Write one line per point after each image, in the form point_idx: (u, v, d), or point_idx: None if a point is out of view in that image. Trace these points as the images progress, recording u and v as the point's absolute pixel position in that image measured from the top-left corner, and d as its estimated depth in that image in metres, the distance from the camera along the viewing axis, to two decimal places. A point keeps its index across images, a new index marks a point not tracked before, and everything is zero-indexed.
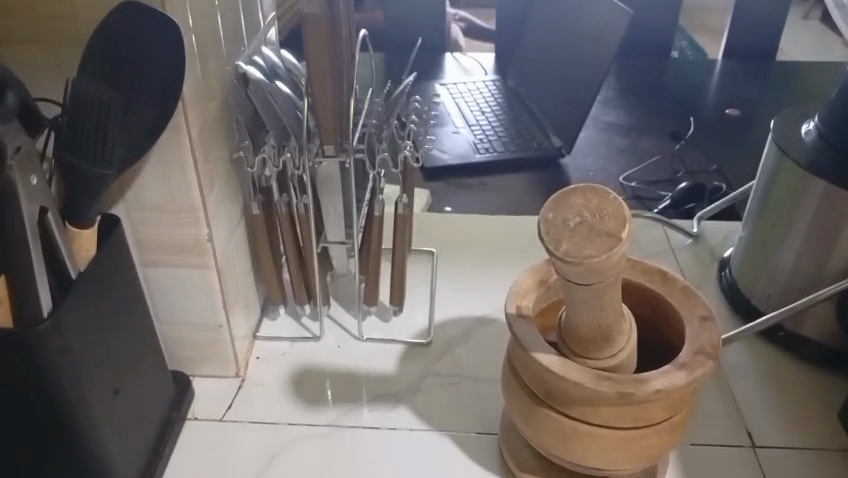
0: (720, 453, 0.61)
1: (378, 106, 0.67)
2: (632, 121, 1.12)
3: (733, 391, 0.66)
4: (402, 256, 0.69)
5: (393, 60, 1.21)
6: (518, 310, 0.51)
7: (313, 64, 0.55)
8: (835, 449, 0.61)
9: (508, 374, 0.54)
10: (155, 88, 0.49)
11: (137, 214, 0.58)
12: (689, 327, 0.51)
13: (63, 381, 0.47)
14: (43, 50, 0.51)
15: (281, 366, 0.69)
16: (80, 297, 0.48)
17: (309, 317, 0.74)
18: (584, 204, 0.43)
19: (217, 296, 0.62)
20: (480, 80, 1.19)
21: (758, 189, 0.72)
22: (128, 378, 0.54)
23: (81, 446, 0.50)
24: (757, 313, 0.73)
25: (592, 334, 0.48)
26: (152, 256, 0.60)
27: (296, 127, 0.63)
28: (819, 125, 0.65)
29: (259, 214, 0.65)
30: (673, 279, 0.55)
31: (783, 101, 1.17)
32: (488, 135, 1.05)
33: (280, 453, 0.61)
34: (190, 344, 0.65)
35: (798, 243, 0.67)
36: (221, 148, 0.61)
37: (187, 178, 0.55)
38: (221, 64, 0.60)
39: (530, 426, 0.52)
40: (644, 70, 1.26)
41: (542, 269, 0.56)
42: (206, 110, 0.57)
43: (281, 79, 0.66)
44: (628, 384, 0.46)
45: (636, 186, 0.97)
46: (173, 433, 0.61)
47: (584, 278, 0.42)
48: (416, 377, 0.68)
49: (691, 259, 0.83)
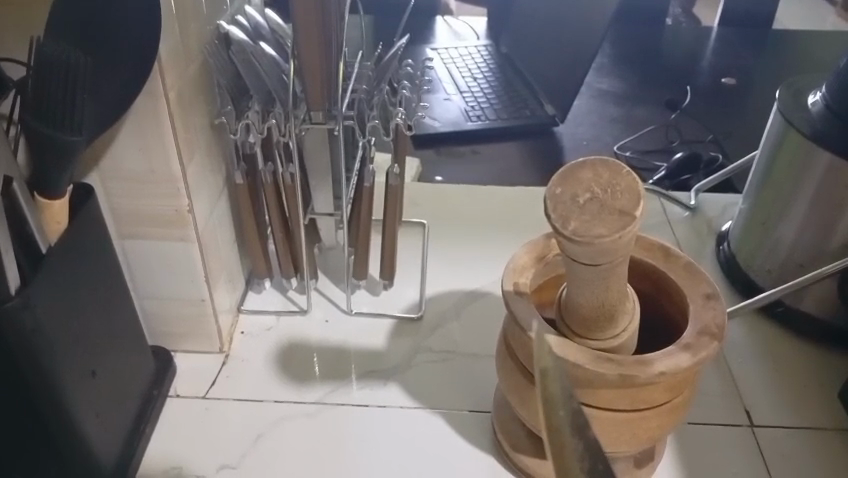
0: (718, 432, 0.59)
1: (368, 71, 0.64)
2: (628, 89, 1.09)
3: (731, 369, 0.65)
4: (392, 228, 0.67)
5: (382, 24, 1.17)
6: (515, 287, 0.49)
7: (299, 25, 0.51)
8: (834, 428, 0.60)
9: (504, 353, 0.52)
10: (130, 50, 0.46)
11: (112, 184, 0.54)
12: (693, 306, 0.49)
13: (36, 360, 0.45)
14: (6, 8, 0.47)
15: (266, 341, 0.66)
16: (52, 273, 0.45)
17: (296, 290, 0.72)
18: (594, 180, 0.40)
19: (199, 269, 0.59)
20: (472, 45, 1.15)
21: (761, 162, 0.69)
22: (106, 356, 0.52)
23: (55, 428, 0.48)
24: (756, 288, 0.71)
25: (594, 314, 0.45)
26: (130, 227, 0.57)
27: (282, 92, 0.60)
28: (827, 96, 0.63)
29: (243, 183, 0.62)
30: (676, 256, 0.52)
31: (781, 71, 1.14)
32: (480, 102, 1.01)
33: (266, 432, 0.59)
34: (171, 319, 0.62)
35: (802, 218, 0.65)
36: (202, 113, 0.57)
37: (165, 147, 0.52)
38: (200, 23, 0.56)
39: (526, 408, 0.50)
40: (639, 36, 1.22)
41: (541, 244, 0.53)
42: (185, 73, 0.53)
43: (265, 40, 0.62)
44: (630, 366, 0.44)
45: (631, 157, 0.95)
46: (154, 411, 0.59)
47: (591, 257, 0.40)
48: (408, 353, 0.66)
49: (688, 232, 0.81)
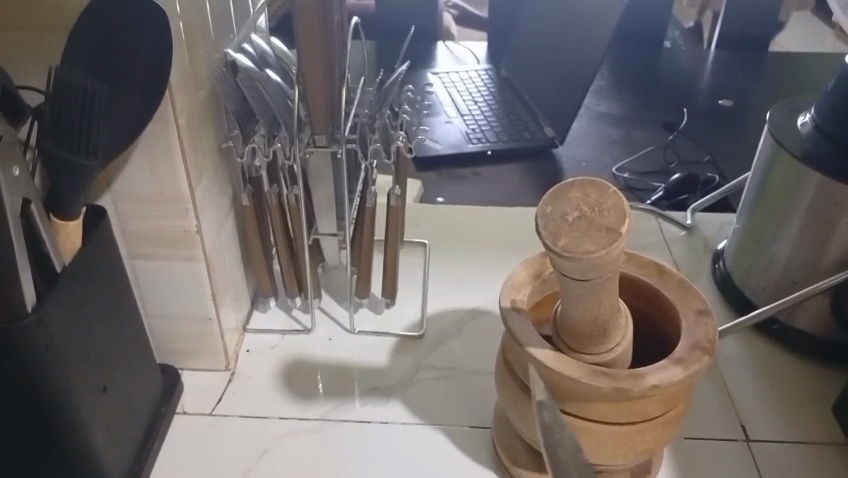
0: (714, 447, 0.60)
1: (370, 95, 0.66)
2: (625, 111, 1.11)
3: (727, 385, 0.66)
4: (394, 247, 0.68)
5: (385, 50, 1.20)
6: (512, 303, 0.51)
7: (303, 52, 0.54)
8: (828, 443, 0.61)
9: (502, 368, 0.53)
10: (142, 77, 0.48)
11: (122, 206, 0.56)
12: (685, 321, 0.50)
13: (48, 376, 0.46)
14: (25, 37, 0.49)
15: (271, 359, 0.68)
16: (66, 290, 0.46)
17: (300, 309, 0.73)
18: (583, 198, 0.42)
19: (206, 288, 0.61)
20: (473, 69, 1.17)
21: (753, 181, 0.71)
22: (116, 373, 0.53)
23: (67, 442, 0.49)
24: (752, 305, 0.72)
25: (588, 329, 0.47)
26: (139, 247, 0.59)
27: (287, 116, 0.62)
28: (816, 117, 0.65)
29: (249, 204, 0.64)
30: (669, 273, 0.54)
31: (776, 92, 1.16)
32: (480, 125, 1.03)
33: (270, 448, 0.60)
34: (179, 337, 0.64)
35: (793, 236, 0.67)
36: (210, 137, 0.59)
37: (175, 170, 0.54)
38: (208, 51, 0.58)
39: (524, 421, 0.51)
40: (637, 59, 1.25)
41: (537, 261, 0.55)
42: (194, 99, 0.55)
43: (270, 67, 0.65)
44: (623, 379, 0.46)
45: (629, 177, 0.97)
46: (162, 427, 0.60)
47: (582, 273, 0.42)
48: (409, 370, 0.67)
49: (684, 251, 0.82)
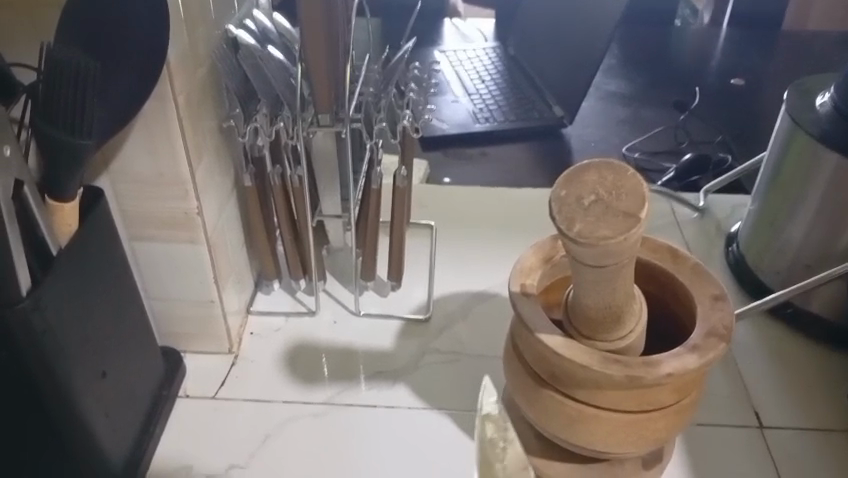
0: (726, 433, 0.59)
1: (375, 73, 0.64)
2: (636, 90, 1.09)
3: (740, 370, 0.65)
4: (399, 229, 0.67)
5: (390, 27, 1.18)
6: (522, 288, 0.49)
7: (306, 29, 0.52)
8: (843, 430, 0.60)
9: (511, 354, 0.52)
10: (138, 53, 0.47)
11: (122, 186, 0.55)
12: (700, 307, 0.49)
13: (46, 361, 0.45)
14: (17, 12, 0.48)
15: (275, 343, 0.67)
16: (62, 274, 0.45)
17: (304, 291, 0.72)
18: (599, 182, 0.40)
19: (208, 271, 0.59)
20: (480, 47, 1.15)
21: (769, 162, 0.69)
22: (115, 358, 0.52)
23: (66, 428, 0.48)
24: (765, 289, 0.71)
25: (600, 315, 0.45)
26: (139, 229, 0.58)
27: (290, 95, 0.60)
28: (835, 97, 0.62)
29: (251, 186, 0.62)
30: (684, 257, 0.52)
31: (790, 71, 1.14)
32: (488, 104, 1.01)
33: (274, 433, 0.59)
34: (180, 320, 0.63)
35: (809, 219, 0.65)
36: (211, 116, 0.58)
37: (174, 151, 0.52)
38: (209, 27, 0.56)
39: (533, 408, 0.50)
40: (647, 37, 1.22)
41: (547, 245, 0.53)
42: (193, 77, 0.54)
43: (273, 44, 0.63)
44: (637, 367, 0.44)
45: (640, 157, 0.95)
46: (164, 412, 0.59)
47: (597, 259, 0.40)
48: (415, 354, 0.66)
49: (696, 233, 0.81)
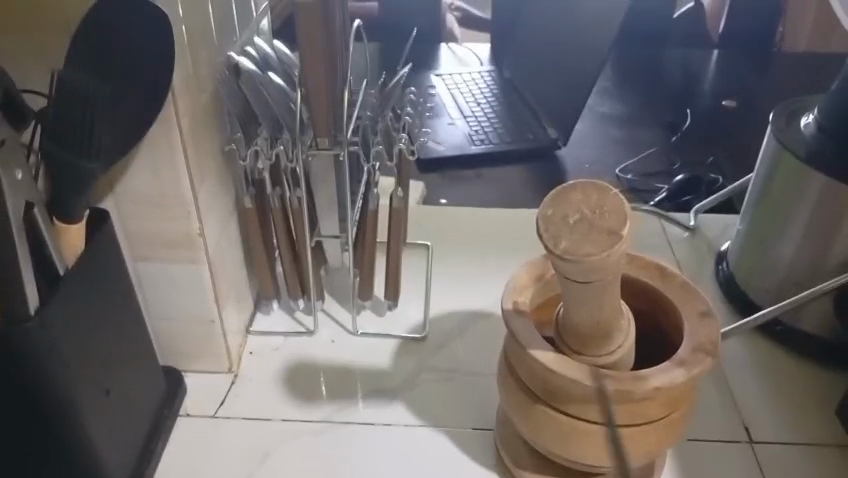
0: (717, 448, 0.60)
1: (373, 98, 0.66)
2: (629, 112, 1.11)
3: (730, 386, 0.66)
4: (396, 250, 0.68)
5: (388, 51, 1.20)
6: (514, 306, 0.51)
7: (307, 56, 0.54)
8: (831, 445, 0.61)
9: (505, 370, 0.53)
10: (143, 80, 0.48)
11: (125, 208, 0.57)
12: (688, 323, 0.50)
13: (52, 379, 0.46)
14: (28, 41, 0.50)
15: (274, 362, 0.68)
16: (68, 294, 0.47)
17: (303, 311, 0.73)
18: (583, 201, 0.42)
19: (209, 291, 0.61)
20: (475, 71, 1.17)
21: (756, 182, 0.71)
22: (118, 376, 0.54)
23: (69, 445, 0.50)
24: (755, 307, 0.72)
25: (590, 331, 0.47)
26: (142, 250, 0.59)
27: (289, 119, 0.62)
28: (819, 118, 0.65)
29: (252, 207, 0.64)
30: (671, 274, 0.54)
31: (780, 93, 1.16)
32: (484, 126, 1.03)
33: (273, 450, 0.60)
34: (181, 339, 0.64)
35: (796, 237, 0.67)
36: (213, 140, 0.60)
37: (177, 173, 0.54)
38: (211, 54, 0.59)
39: (526, 423, 0.51)
40: (640, 60, 1.25)
41: (539, 263, 0.55)
42: (196, 102, 0.56)
43: (273, 70, 0.65)
44: (626, 381, 0.46)
45: (632, 178, 0.97)
46: (165, 429, 0.61)
47: (584, 276, 0.42)
48: (412, 372, 0.67)
49: (687, 252, 0.82)
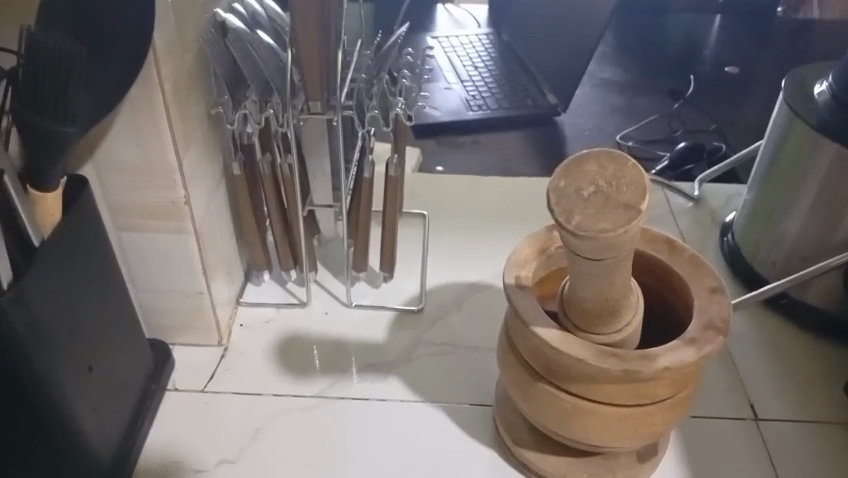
0: (722, 426, 0.59)
1: (368, 60, 0.63)
2: (631, 78, 1.08)
3: (735, 361, 0.64)
4: (392, 220, 0.66)
5: (382, 12, 1.16)
6: (517, 281, 0.48)
7: (298, 15, 0.50)
8: (839, 423, 0.59)
9: (506, 347, 0.51)
10: (122, 39, 0.45)
11: (106, 176, 0.54)
12: (698, 299, 0.48)
13: (31, 356, 0.44)
14: None
15: (265, 335, 0.66)
16: (45, 267, 0.44)
17: (295, 282, 0.71)
18: (599, 172, 0.39)
19: (197, 262, 0.58)
20: (473, 33, 1.13)
21: (766, 152, 0.68)
22: (102, 352, 0.51)
23: (51, 424, 0.47)
24: (761, 280, 0.70)
25: (597, 308, 0.45)
26: (125, 219, 0.56)
27: (280, 82, 0.58)
28: (832, 86, 0.61)
29: (241, 174, 0.61)
30: (680, 248, 0.52)
31: (785, 59, 1.13)
32: (481, 91, 0.99)
33: (265, 426, 0.58)
34: (168, 312, 0.62)
35: (806, 210, 0.64)
36: (199, 102, 0.56)
37: (161, 138, 0.51)
38: (196, 12, 0.55)
39: (528, 402, 0.50)
40: (642, 24, 1.21)
41: (543, 235, 0.52)
42: (180, 62, 0.52)
43: (262, 29, 0.61)
44: (635, 361, 0.44)
45: (634, 146, 0.94)
46: (152, 405, 0.58)
47: (595, 252, 0.39)
48: (408, 346, 0.65)
49: (691, 223, 0.80)
